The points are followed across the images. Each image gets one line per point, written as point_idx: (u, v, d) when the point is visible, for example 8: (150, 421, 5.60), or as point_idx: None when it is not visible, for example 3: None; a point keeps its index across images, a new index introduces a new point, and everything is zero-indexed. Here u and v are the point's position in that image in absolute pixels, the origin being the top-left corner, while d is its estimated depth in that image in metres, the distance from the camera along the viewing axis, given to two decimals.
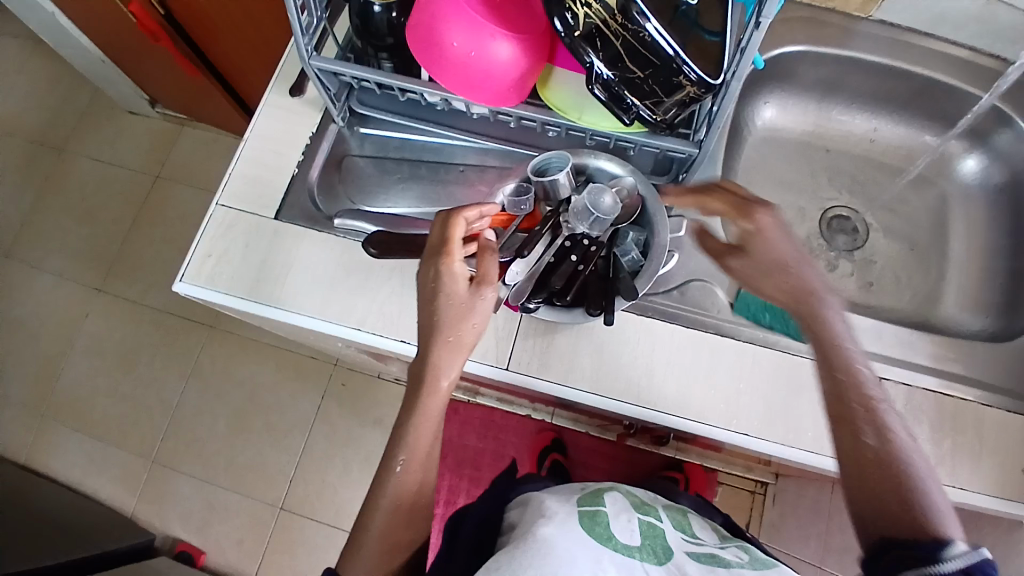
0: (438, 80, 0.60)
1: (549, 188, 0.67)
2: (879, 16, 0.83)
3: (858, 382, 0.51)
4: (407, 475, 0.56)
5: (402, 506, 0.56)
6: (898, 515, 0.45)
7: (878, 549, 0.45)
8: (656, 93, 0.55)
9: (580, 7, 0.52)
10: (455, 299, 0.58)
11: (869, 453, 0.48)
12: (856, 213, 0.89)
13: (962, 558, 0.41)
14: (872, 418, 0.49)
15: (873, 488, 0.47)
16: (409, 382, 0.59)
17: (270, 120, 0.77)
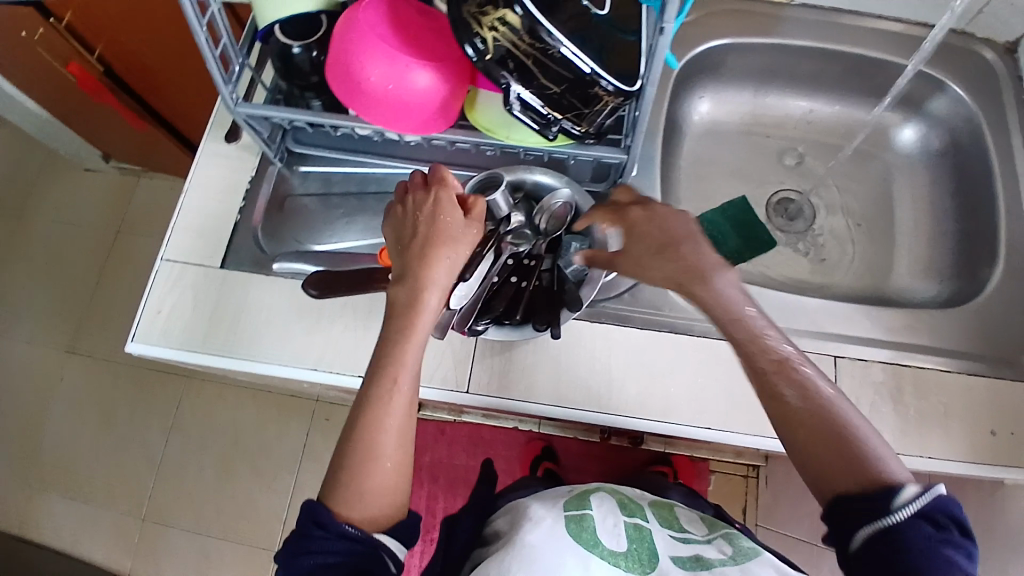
0: (363, 115, 0.60)
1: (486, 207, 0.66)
2: (800, 1, 0.85)
3: (767, 346, 0.51)
4: (390, 409, 0.54)
5: (386, 437, 0.53)
6: (850, 468, 0.46)
7: (837, 508, 0.46)
8: (576, 106, 0.56)
9: (489, 31, 0.53)
10: (455, 221, 0.59)
11: (798, 413, 0.48)
12: (805, 194, 0.90)
13: (914, 501, 0.43)
14: (793, 381, 0.49)
15: (813, 444, 0.48)
16: (399, 300, 0.57)
17: (208, 169, 0.76)
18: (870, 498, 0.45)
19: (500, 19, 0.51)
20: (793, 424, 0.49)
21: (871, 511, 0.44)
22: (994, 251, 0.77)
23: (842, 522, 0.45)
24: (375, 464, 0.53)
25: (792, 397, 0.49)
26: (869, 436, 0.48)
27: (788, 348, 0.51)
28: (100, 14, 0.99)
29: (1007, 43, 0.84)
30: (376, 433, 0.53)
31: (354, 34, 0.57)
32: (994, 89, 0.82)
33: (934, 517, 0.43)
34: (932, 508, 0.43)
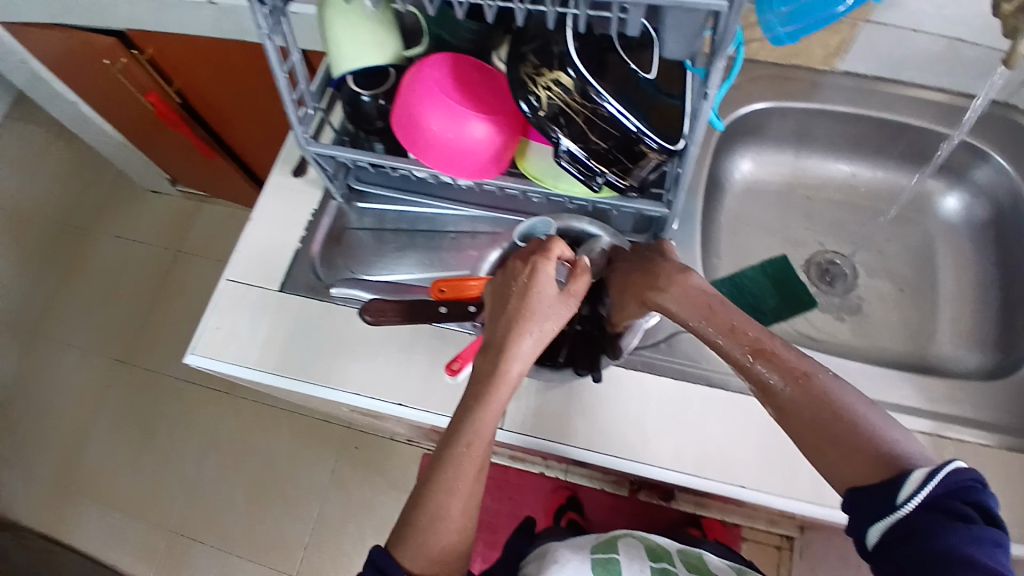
0: (423, 160, 0.65)
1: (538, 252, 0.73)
2: (843, 69, 0.87)
3: (739, 337, 0.54)
4: (460, 472, 0.58)
5: (455, 499, 0.58)
6: (853, 448, 0.47)
7: (854, 499, 0.46)
8: (621, 161, 0.60)
9: (543, 90, 0.57)
10: (547, 295, 0.62)
11: (788, 401, 0.50)
12: (845, 257, 0.91)
13: (919, 494, 0.43)
14: (777, 365, 0.51)
15: (813, 431, 0.48)
16: (483, 367, 0.61)
17: (275, 199, 0.82)
18: (876, 490, 0.45)
19: (554, 80, 0.56)
20: (786, 413, 0.50)
21: (879, 504, 0.44)
22: None
23: (855, 516, 0.46)
24: (441, 521, 0.57)
25: (777, 383, 0.51)
26: (866, 410, 0.48)
27: (769, 340, 0.53)
28: (184, 54, 1.09)
29: None
30: (446, 495, 0.58)
31: (421, 87, 0.62)
32: None
33: (945, 504, 0.42)
34: (941, 494, 0.43)
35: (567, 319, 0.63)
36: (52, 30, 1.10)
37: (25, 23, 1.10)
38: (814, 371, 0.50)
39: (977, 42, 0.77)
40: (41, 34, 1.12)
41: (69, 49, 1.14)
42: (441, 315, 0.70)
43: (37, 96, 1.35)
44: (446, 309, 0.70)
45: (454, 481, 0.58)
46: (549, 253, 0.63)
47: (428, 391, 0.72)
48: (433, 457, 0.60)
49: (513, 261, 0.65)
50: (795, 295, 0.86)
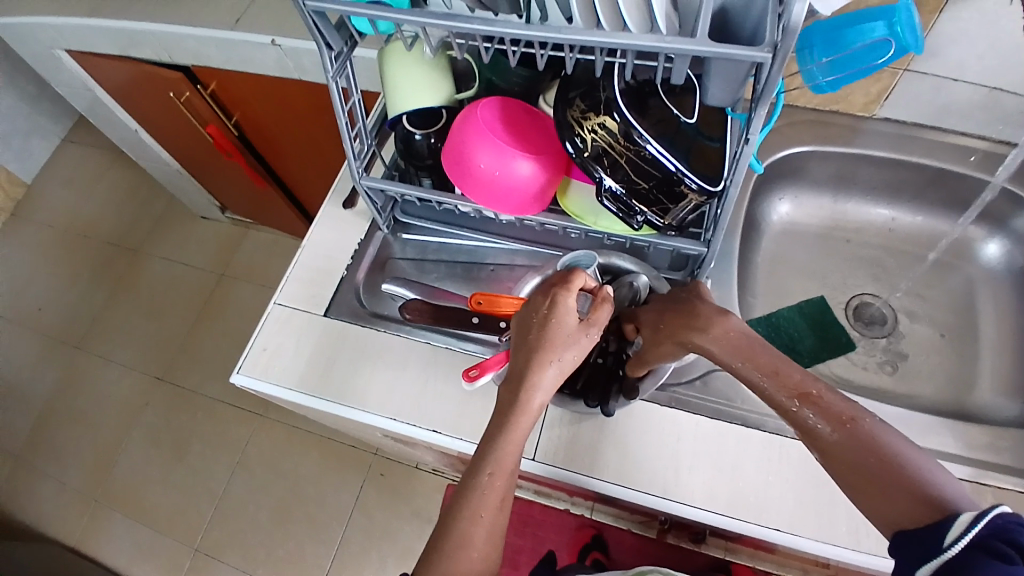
0: (468, 194, 0.68)
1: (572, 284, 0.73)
2: (883, 115, 0.88)
3: (783, 381, 0.55)
4: (485, 502, 0.58)
5: (477, 527, 0.57)
6: (906, 495, 0.46)
7: (904, 544, 0.45)
8: (661, 201, 0.62)
9: (588, 132, 0.59)
10: (568, 325, 0.62)
11: (835, 446, 0.50)
12: (884, 301, 0.90)
13: (965, 535, 0.42)
14: (821, 410, 0.51)
15: (860, 476, 0.48)
16: (506, 396, 0.61)
17: (324, 227, 0.86)
18: (922, 533, 0.44)
19: (600, 123, 0.58)
20: (834, 457, 0.50)
21: (923, 547, 0.43)
22: None
23: (903, 562, 0.45)
24: (463, 551, 0.57)
25: (822, 427, 0.51)
26: (913, 455, 0.48)
27: (810, 384, 0.53)
28: (243, 88, 1.16)
29: None
30: (469, 524, 0.57)
31: (471, 126, 0.65)
32: None
33: (991, 547, 0.41)
34: (988, 537, 0.41)
35: (588, 349, 0.64)
36: (124, 63, 1.18)
37: (100, 55, 1.19)
38: (858, 416, 0.50)
39: (1017, 91, 0.78)
40: (113, 65, 1.20)
41: (137, 81, 1.22)
42: (473, 325, 0.75)
43: (103, 123, 1.44)
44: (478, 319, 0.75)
45: (478, 511, 0.58)
46: (571, 284, 0.64)
47: (462, 419, 0.73)
48: (458, 486, 0.60)
49: (535, 292, 0.65)
50: (833, 339, 0.87)
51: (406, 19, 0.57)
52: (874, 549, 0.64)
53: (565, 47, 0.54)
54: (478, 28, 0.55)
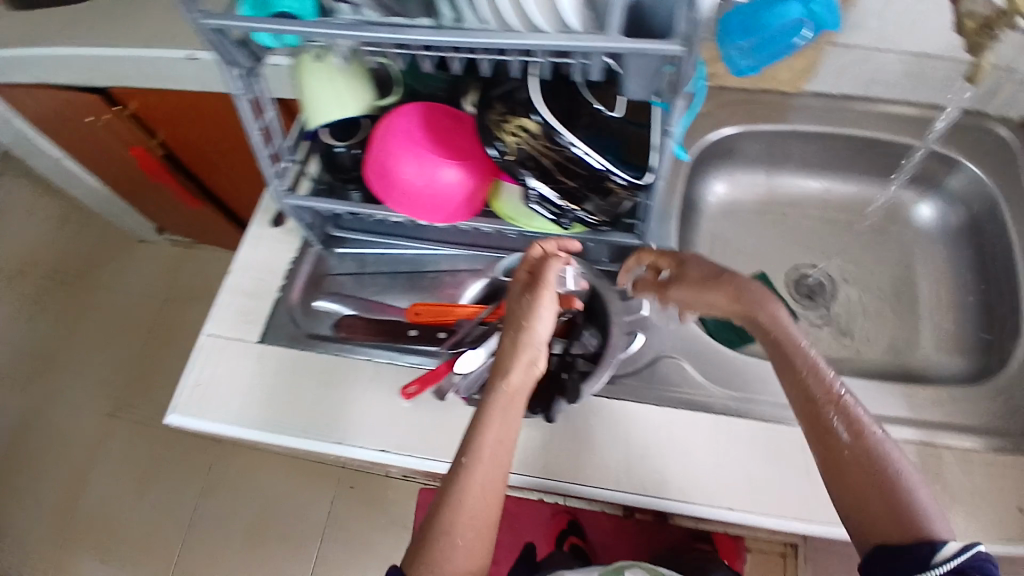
0: (394, 207, 0.65)
1: None
2: (811, 89, 0.88)
3: (823, 378, 0.58)
4: (466, 494, 0.58)
5: (461, 512, 0.58)
6: (887, 515, 0.53)
7: (876, 556, 0.52)
8: (590, 198, 0.61)
9: (510, 136, 0.57)
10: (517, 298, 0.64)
11: (847, 454, 0.55)
12: (823, 271, 0.91)
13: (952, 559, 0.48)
14: (845, 418, 0.56)
15: (856, 486, 0.54)
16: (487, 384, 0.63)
17: (251, 250, 0.83)
18: (909, 548, 0.51)
19: (521, 127, 0.57)
20: (841, 463, 0.55)
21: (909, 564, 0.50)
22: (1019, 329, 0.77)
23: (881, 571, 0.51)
24: (451, 544, 0.57)
25: (842, 432, 0.56)
26: (909, 475, 0.54)
27: (836, 385, 0.58)
28: (163, 106, 1.10)
29: None
30: (452, 516, 0.57)
31: (392, 138, 0.63)
32: (1014, 168, 0.84)
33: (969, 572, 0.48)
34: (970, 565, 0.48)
35: (549, 308, 0.62)
36: (31, 87, 1.10)
37: (7, 84, 1.11)
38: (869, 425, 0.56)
39: (942, 52, 0.79)
40: (21, 92, 1.13)
41: (49, 106, 1.15)
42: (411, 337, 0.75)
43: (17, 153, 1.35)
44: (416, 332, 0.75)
45: (457, 504, 0.58)
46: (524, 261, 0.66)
47: (411, 435, 0.72)
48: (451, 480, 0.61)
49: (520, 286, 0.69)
50: None
51: (311, 31, 0.55)
52: (828, 519, 0.65)
53: (477, 49, 0.53)
54: (386, 37, 0.53)
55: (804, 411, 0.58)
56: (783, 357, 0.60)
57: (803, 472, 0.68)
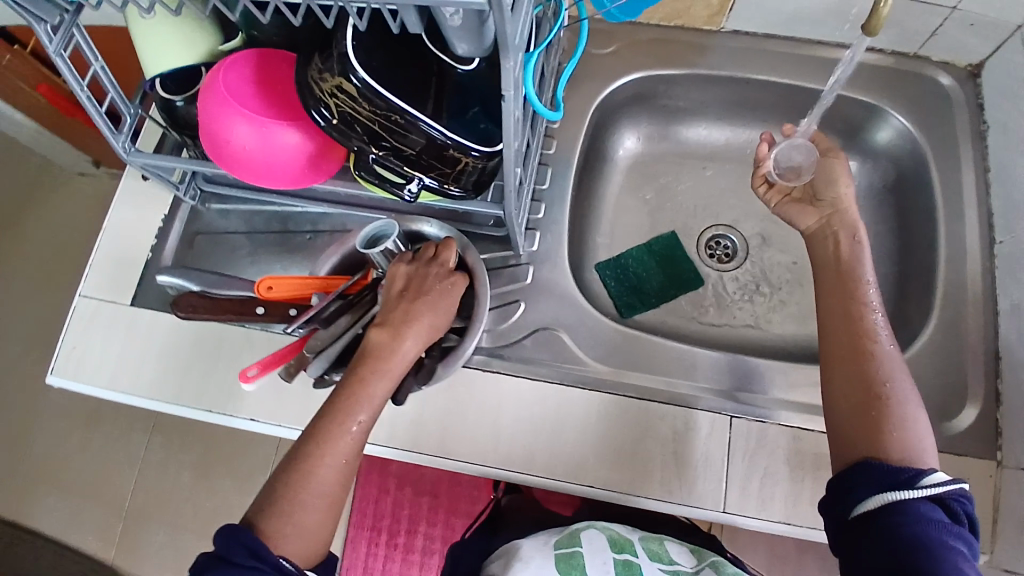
0: (232, 171, 0.59)
1: (384, 257, 0.62)
2: (731, 27, 0.80)
3: (865, 291, 0.63)
4: (329, 452, 0.52)
5: (320, 471, 0.52)
6: (883, 420, 0.57)
7: (866, 469, 0.55)
8: (435, 166, 0.56)
9: (331, 98, 0.51)
10: (449, 298, 0.60)
11: (864, 362, 0.59)
12: (738, 234, 0.85)
13: (939, 486, 0.52)
14: (869, 328, 0.61)
15: (863, 393, 0.58)
16: (374, 343, 0.56)
17: (125, 206, 0.78)
18: (900, 470, 0.54)
19: (338, 87, 0.50)
20: (859, 368, 0.59)
21: (896, 482, 0.53)
22: (929, 302, 0.73)
23: (864, 482, 0.55)
24: (305, 502, 0.51)
25: (868, 341, 0.60)
26: (910, 390, 0.58)
27: (873, 297, 0.63)
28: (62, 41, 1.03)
29: (969, 67, 0.79)
30: (308, 472, 0.52)
31: (218, 91, 0.56)
32: (948, 120, 0.77)
33: (947, 503, 0.53)
34: (948, 493, 0.53)
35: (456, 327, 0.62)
36: None
37: None
38: (889, 341, 0.61)
39: None
40: None
41: None
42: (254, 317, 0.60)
43: None
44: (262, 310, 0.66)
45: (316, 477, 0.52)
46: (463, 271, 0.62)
47: (280, 406, 0.69)
48: (309, 428, 0.54)
49: (419, 254, 0.62)
50: (680, 277, 0.83)
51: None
52: (691, 500, 0.65)
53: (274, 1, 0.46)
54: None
55: (839, 309, 0.62)
56: (837, 262, 0.66)
57: (672, 451, 0.66)
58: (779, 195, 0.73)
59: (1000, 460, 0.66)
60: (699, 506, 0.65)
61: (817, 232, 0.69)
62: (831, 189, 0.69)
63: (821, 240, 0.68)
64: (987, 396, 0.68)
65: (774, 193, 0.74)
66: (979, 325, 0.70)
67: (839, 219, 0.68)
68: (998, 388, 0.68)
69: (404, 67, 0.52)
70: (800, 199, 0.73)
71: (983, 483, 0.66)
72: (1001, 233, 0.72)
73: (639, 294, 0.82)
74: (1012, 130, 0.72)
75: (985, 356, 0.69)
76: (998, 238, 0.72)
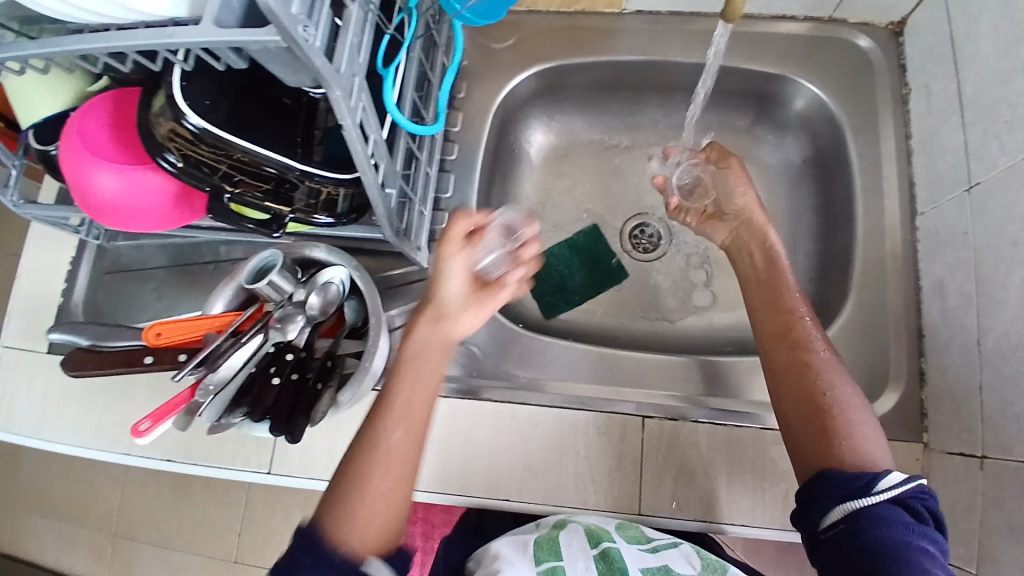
0: (97, 216, 0.58)
1: (271, 290, 0.61)
2: (634, 8, 0.77)
3: (793, 299, 0.60)
4: (385, 456, 0.48)
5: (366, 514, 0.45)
6: (825, 431, 0.52)
7: (824, 482, 0.50)
8: (297, 199, 0.55)
9: (172, 143, 0.50)
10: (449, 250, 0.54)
11: (801, 371, 0.56)
12: (662, 221, 0.83)
13: (896, 487, 0.47)
14: (804, 336, 0.57)
15: (805, 404, 0.54)
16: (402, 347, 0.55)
17: (34, 250, 0.78)
18: (855, 476, 0.49)
19: (173, 131, 0.49)
20: (805, 381, 0.55)
21: (854, 490, 0.48)
22: (850, 282, 0.70)
23: (823, 495, 0.49)
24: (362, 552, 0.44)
25: (809, 349, 0.56)
26: (855, 395, 0.54)
27: (800, 302, 0.60)
28: None
29: (891, 24, 0.74)
30: (350, 514, 0.45)
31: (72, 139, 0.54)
32: (866, 86, 0.74)
33: (909, 504, 0.47)
34: (909, 493, 0.48)
35: (453, 267, 0.53)
36: None
37: None
38: (825, 348, 0.57)
39: None
40: None
41: None
42: (145, 367, 0.61)
43: None
44: (151, 359, 0.61)
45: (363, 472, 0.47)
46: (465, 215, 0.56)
47: (193, 443, 0.68)
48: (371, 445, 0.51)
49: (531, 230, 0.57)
50: (603, 271, 0.82)
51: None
52: (607, 506, 0.65)
53: (99, 56, 0.45)
54: None
55: (770, 320, 0.59)
56: (756, 275, 0.64)
57: (585, 458, 0.66)
58: (695, 217, 0.74)
59: (926, 442, 0.64)
60: (615, 511, 0.65)
61: (743, 234, 0.67)
62: (732, 202, 0.69)
63: (738, 251, 0.67)
64: (910, 377, 0.66)
65: (691, 216, 0.75)
66: (899, 304, 0.68)
67: (747, 228, 0.67)
68: (920, 367, 0.66)
69: (264, 113, 0.51)
70: (711, 215, 0.72)
71: (909, 465, 0.64)
72: (923, 205, 0.68)
73: (562, 293, 0.81)
74: (928, 94, 0.69)
75: (908, 335, 0.67)
76: (917, 211, 0.69)
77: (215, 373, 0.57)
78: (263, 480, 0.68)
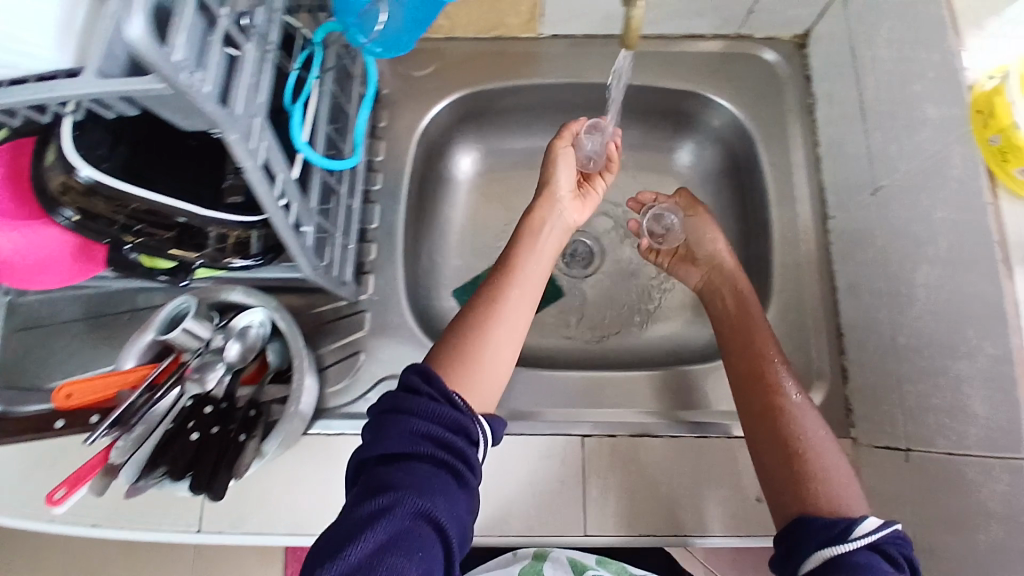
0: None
1: (184, 338, 0.58)
2: (551, 32, 0.78)
3: (769, 343, 0.64)
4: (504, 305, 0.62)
5: (484, 351, 0.58)
6: (796, 476, 0.55)
7: (804, 526, 0.52)
8: (205, 244, 0.54)
9: (67, 197, 0.48)
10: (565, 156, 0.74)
11: (777, 418, 0.59)
12: (593, 238, 0.84)
13: (871, 534, 0.48)
14: (776, 381, 0.61)
15: (781, 453, 0.57)
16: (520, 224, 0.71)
17: None
18: (834, 523, 0.50)
19: (65, 185, 0.47)
20: (785, 422, 0.59)
21: (832, 537, 0.49)
22: (771, 287, 0.73)
23: (803, 541, 0.51)
24: (471, 381, 0.56)
25: (781, 394, 0.60)
26: (825, 440, 0.58)
27: (772, 350, 0.63)
28: None
29: (795, 38, 0.78)
30: (472, 349, 0.58)
31: None
32: (775, 97, 0.77)
33: (884, 549, 0.47)
34: (884, 540, 0.48)
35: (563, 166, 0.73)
36: None
37: None
38: (796, 394, 0.60)
39: None
40: None
41: None
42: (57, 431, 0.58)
43: None
44: (63, 422, 0.58)
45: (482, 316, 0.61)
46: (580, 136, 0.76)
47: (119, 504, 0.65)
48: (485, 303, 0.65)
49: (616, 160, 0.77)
50: None
51: None
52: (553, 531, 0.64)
53: None
54: None
55: (744, 362, 0.63)
56: (729, 319, 0.68)
57: (529, 483, 0.65)
58: (666, 258, 0.78)
59: (855, 437, 0.66)
60: (562, 535, 0.64)
61: (717, 279, 0.72)
62: (705, 248, 0.74)
63: (712, 295, 0.71)
64: (834, 374, 0.68)
65: (663, 257, 0.79)
66: (819, 305, 0.71)
67: (718, 274, 0.72)
68: (843, 364, 0.69)
69: (170, 160, 0.51)
70: (683, 257, 0.77)
71: None
72: (834, 209, 0.71)
73: None
74: (831, 103, 0.72)
75: (829, 335, 0.70)
76: (829, 214, 0.72)
77: (129, 433, 0.55)
78: (194, 540, 0.65)
